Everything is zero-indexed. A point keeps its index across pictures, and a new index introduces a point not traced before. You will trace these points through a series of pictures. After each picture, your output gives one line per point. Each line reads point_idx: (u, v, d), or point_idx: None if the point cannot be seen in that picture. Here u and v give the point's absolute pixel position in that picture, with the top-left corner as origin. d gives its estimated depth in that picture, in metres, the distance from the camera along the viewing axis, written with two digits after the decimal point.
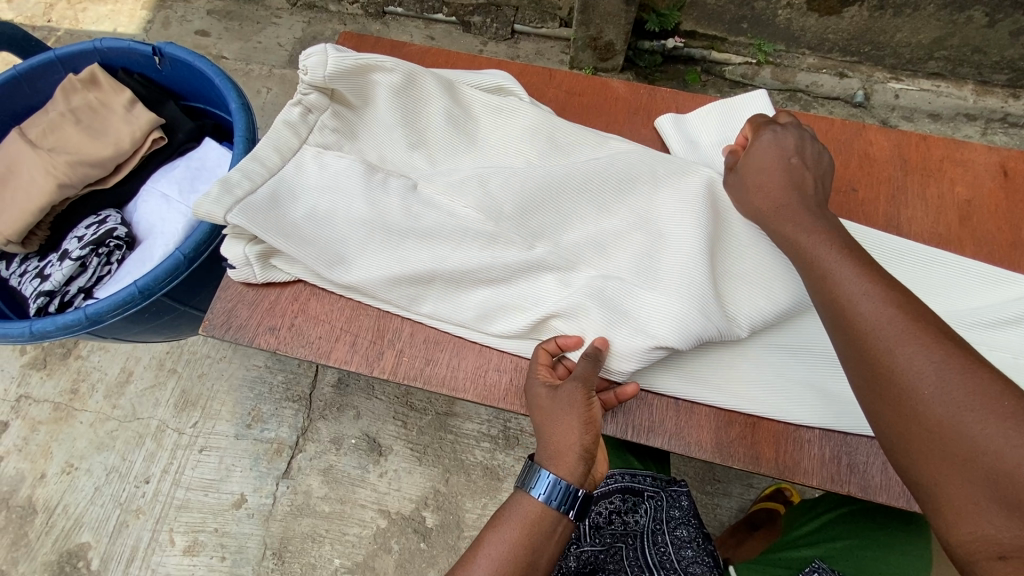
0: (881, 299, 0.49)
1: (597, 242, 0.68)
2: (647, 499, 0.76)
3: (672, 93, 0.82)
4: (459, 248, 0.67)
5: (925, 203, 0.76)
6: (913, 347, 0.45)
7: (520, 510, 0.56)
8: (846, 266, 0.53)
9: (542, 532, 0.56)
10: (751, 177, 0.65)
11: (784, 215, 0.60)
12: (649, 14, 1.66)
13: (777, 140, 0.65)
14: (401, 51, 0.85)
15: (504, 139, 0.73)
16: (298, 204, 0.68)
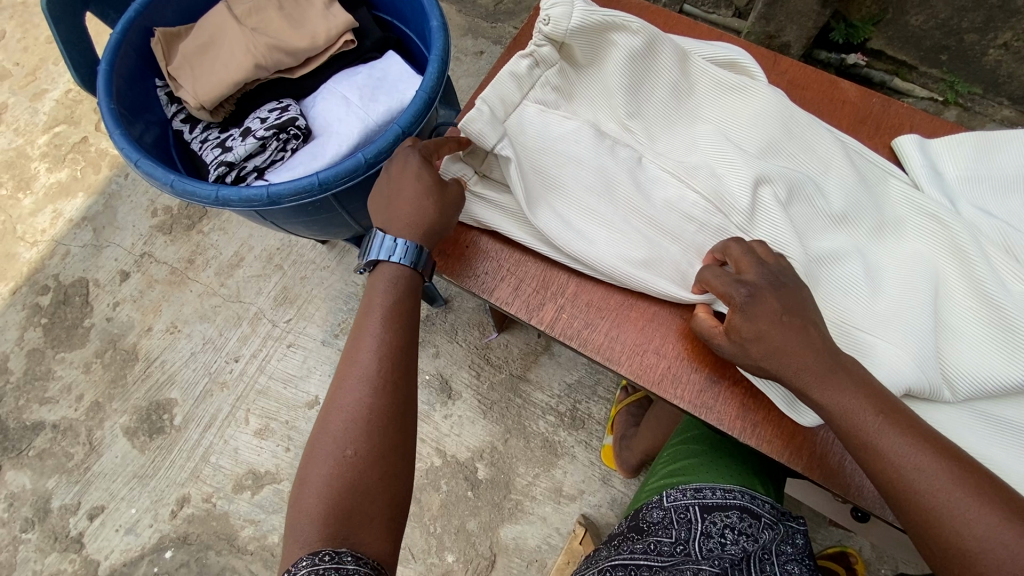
0: (911, 445, 0.49)
1: (823, 258, 0.61)
2: (765, 527, 0.71)
3: (908, 109, 0.74)
4: (675, 233, 0.65)
5: None
6: (949, 495, 0.47)
7: (374, 287, 0.64)
8: (861, 406, 0.51)
9: (400, 308, 0.64)
10: (745, 335, 0.56)
11: (787, 368, 0.54)
12: (838, 23, 1.51)
13: (761, 296, 0.55)
14: (619, 4, 0.81)
15: (730, 122, 0.67)
16: (519, 160, 0.66)
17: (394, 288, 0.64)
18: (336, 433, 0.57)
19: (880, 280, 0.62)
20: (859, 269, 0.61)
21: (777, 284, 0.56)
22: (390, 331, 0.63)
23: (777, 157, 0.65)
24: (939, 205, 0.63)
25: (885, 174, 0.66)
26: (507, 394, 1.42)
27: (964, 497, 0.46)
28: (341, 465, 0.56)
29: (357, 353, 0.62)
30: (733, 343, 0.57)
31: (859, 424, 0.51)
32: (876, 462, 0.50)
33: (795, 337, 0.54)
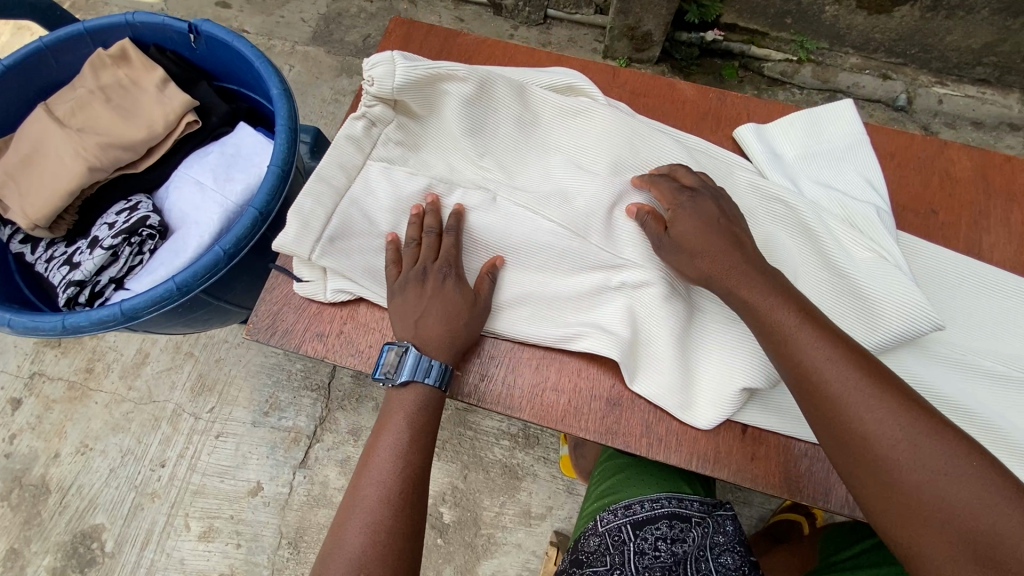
0: (829, 348, 0.51)
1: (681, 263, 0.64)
2: (694, 526, 0.75)
3: (742, 97, 0.78)
4: (545, 266, 0.65)
5: (1009, 229, 0.71)
6: (862, 394, 0.49)
7: (404, 402, 0.61)
8: (784, 312, 0.53)
9: (430, 418, 0.61)
10: (681, 248, 0.59)
11: (720, 272, 0.56)
12: (690, 6, 1.76)
13: (699, 203, 0.59)
14: (455, 42, 0.81)
15: (578, 145, 0.68)
16: (373, 228, 0.65)
17: (429, 401, 0.61)
18: (349, 562, 0.52)
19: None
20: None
21: (706, 211, 0.59)
22: (416, 441, 0.59)
23: (629, 175, 0.66)
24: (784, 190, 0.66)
25: (729, 165, 0.68)
26: (454, 429, 1.39)
27: (874, 394, 0.49)
28: None
29: (376, 468, 0.58)
30: (672, 238, 0.60)
31: (781, 325, 0.53)
32: (793, 359, 0.52)
33: (728, 248, 0.57)
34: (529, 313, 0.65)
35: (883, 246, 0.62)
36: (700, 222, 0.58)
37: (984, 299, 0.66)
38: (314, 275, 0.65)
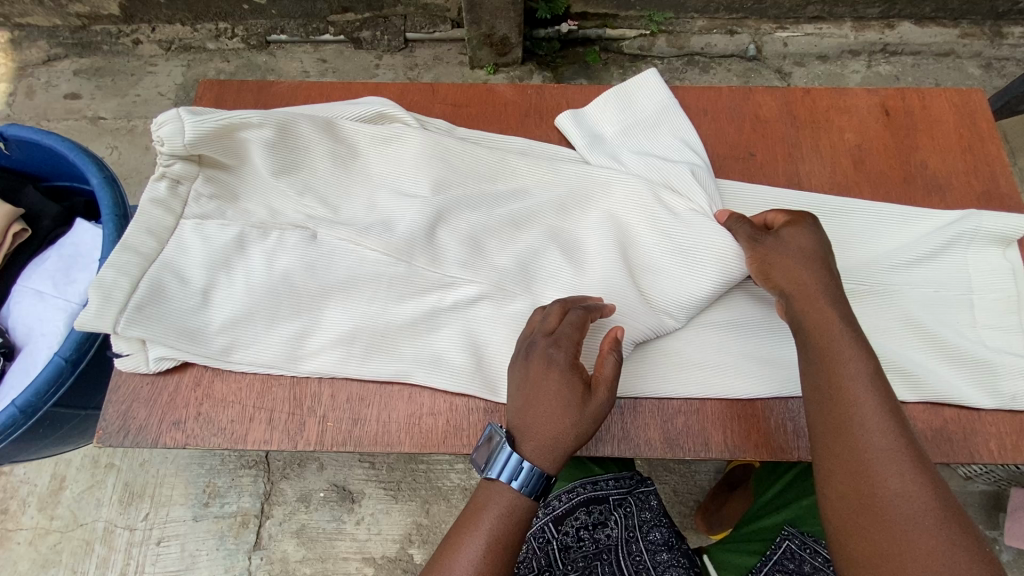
0: (880, 403, 0.53)
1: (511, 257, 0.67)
2: (611, 506, 0.80)
3: (559, 88, 0.80)
4: (381, 291, 0.66)
5: (821, 155, 0.75)
6: (887, 449, 0.51)
7: (495, 501, 0.55)
8: (852, 358, 0.55)
9: (514, 520, 0.55)
10: (776, 248, 0.61)
11: (805, 299, 0.59)
12: (538, 3, 1.84)
13: (805, 236, 0.61)
14: (268, 92, 0.80)
15: (398, 170, 0.71)
16: (187, 287, 0.65)
17: (519, 504, 0.55)
18: None
19: (578, 253, 0.68)
20: (556, 251, 0.67)
21: (816, 246, 0.61)
22: (491, 547, 0.54)
23: (451, 187, 0.70)
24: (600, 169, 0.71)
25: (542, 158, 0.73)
26: (409, 468, 1.27)
27: (902, 456, 0.50)
28: None
29: (450, 575, 0.53)
30: (775, 241, 0.62)
31: (841, 369, 0.55)
32: (833, 397, 0.54)
33: (823, 281, 0.59)
34: (375, 342, 0.65)
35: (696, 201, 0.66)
36: (805, 253, 0.61)
37: None
38: (133, 347, 0.64)
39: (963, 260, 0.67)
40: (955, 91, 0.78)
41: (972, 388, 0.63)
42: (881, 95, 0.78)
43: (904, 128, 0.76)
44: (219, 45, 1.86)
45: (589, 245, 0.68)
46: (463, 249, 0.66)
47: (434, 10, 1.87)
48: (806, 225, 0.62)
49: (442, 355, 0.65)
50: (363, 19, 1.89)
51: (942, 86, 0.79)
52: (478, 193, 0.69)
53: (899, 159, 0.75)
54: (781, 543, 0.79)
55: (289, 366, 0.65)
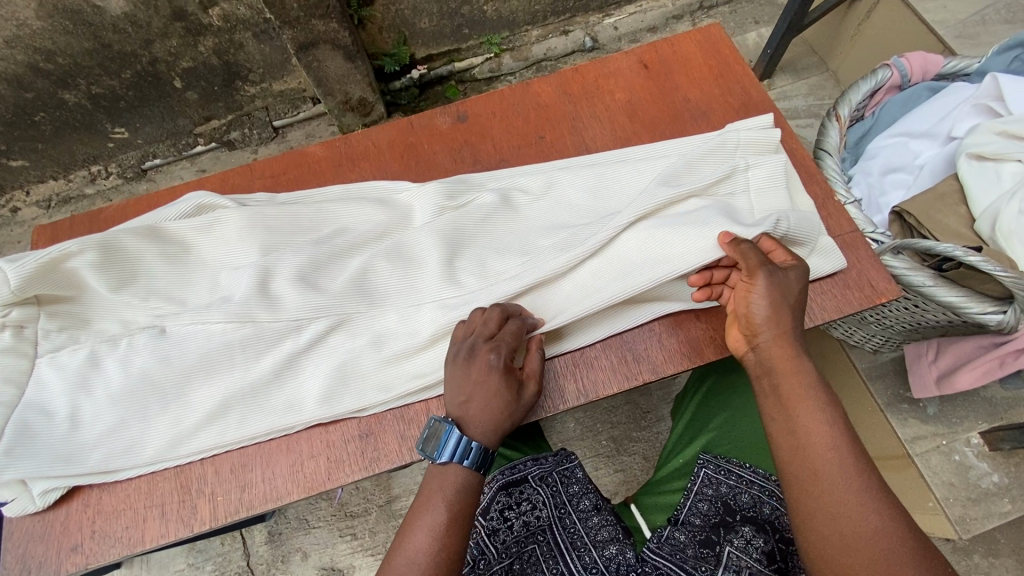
0: (836, 445, 0.57)
1: (344, 288, 0.71)
2: (530, 483, 0.85)
3: (362, 132, 0.87)
4: (237, 361, 0.70)
5: (600, 119, 0.85)
6: (851, 488, 0.55)
7: (448, 481, 0.61)
8: (812, 407, 0.59)
9: (469, 500, 0.61)
10: (774, 283, 0.63)
11: (774, 344, 0.62)
12: (383, 59, 1.95)
13: (791, 280, 0.63)
14: (100, 219, 0.85)
15: (228, 250, 0.76)
16: (53, 419, 0.68)
17: (472, 483, 0.61)
18: None
19: (408, 263, 0.74)
20: (387, 269, 0.73)
21: (786, 294, 0.63)
22: (450, 521, 0.60)
23: (278, 247, 0.76)
24: (407, 191, 0.79)
25: (355, 199, 0.79)
26: (391, 526, 1.23)
27: (863, 491, 0.55)
28: None
29: (415, 554, 0.58)
30: (768, 284, 0.63)
31: (805, 425, 0.59)
32: (802, 453, 0.58)
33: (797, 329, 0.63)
34: (244, 408, 0.69)
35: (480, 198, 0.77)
36: (784, 297, 0.63)
37: (599, 177, 0.79)
38: (15, 492, 0.67)
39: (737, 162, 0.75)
40: (696, 31, 0.90)
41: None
42: (637, 53, 0.89)
43: (662, 75, 0.87)
44: (98, 188, 1.92)
45: (414, 261, 0.74)
46: (297, 293, 0.71)
47: (291, 95, 1.94)
48: (790, 271, 0.64)
49: (308, 398, 0.69)
50: (228, 121, 1.94)
51: (684, 30, 0.90)
52: (303, 244, 0.76)
53: (664, 101, 0.85)
54: (699, 469, 0.81)
55: (173, 457, 0.69)
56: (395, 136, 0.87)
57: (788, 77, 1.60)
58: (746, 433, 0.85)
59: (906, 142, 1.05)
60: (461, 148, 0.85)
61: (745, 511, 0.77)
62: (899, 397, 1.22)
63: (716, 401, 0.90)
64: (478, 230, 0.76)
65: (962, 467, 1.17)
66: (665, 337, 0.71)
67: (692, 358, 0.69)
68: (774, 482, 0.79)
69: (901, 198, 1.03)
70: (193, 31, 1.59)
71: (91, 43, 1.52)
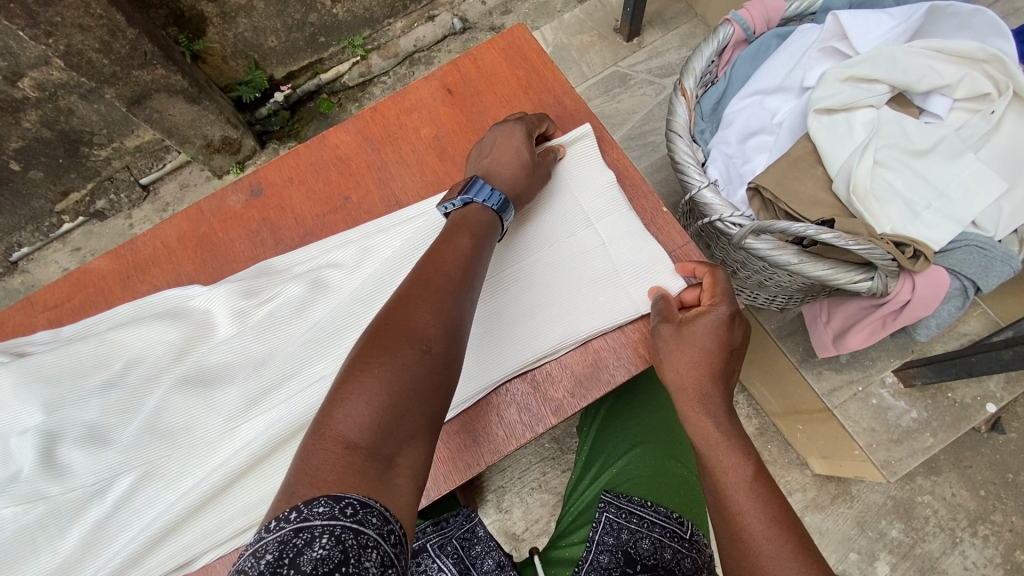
0: (758, 493, 0.55)
1: (138, 435, 0.63)
2: (428, 552, 0.76)
3: (150, 232, 0.77)
4: (36, 548, 0.62)
5: (407, 163, 0.76)
6: (768, 534, 0.52)
7: (473, 219, 0.62)
8: (733, 453, 0.58)
9: (470, 273, 0.58)
10: (685, 335, 0.61)
11: (699, 388, 0.60)
12: (239, 88, 1.77)
13: (711, 331, 0.61)
14: None
15: (9, 412, 0.66)
16: None
17: (475, 256, 0.59)
18: (357, 401, 0.45)
19: (212, 387, 0.65)
20: (185, 400, 0.65)
21: (705, 348, 0.61)
22: (454, 285, 0.56)
23: (60, 404, 0.65)
24: (201, 296, 0.70)
25: (141, 321, 0.69)
26: None
27: (784, 541, 0.51)
28: (344, 438, 0.43)
29: (414, 329, 0.51)
30: (675, 331, 0.61)
31: (726, 470, 0.57)
32: (723, 498, 0.56)
33: (713, 382, 0.61)
34: None
35: (283, 289, 0.69)
36: (701, 351, 0.60)
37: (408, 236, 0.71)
38: None
39: (562, 201, 0.69)
40: (498, 38, 0.80)
41: (605, 312, 0.65)
42: (438, 76, 0.79)
43: (468, 99, 0.78)
44: None
45: (219, 382, 0.66)
46: (87, 453, 0.62)
47: (149, 150, 1.73)
48: (705, 318, 0.61)
49: (128, 561, 0.62)
50: (90, 190, 1.75)
51: (486, 39, 0.80)
52: (85, 390, 0.65)
53: (474, 130, 0.76)
54: (599, 514, 0.73)
55: None
56: (185, 229, 0.76)
57: (657, 30, 1.50)
58: (644, 463, 0.80)
59: (761, 100, 0.99)
60: (259, 228, 0.75)
61: (646, 560, 0.68)
62: (812, 351, 1.19)
63: (609, 434, 0.86)
64: (286, 327, 0.68)
65: (881, 409, 1.16)
66: (503, 408, 0.64)
67: (535, 427, 0.63)
68: (673, 521, 0.73)
69: (766, 161, 0.97)
70: (9, 108, 1.41)
71: None
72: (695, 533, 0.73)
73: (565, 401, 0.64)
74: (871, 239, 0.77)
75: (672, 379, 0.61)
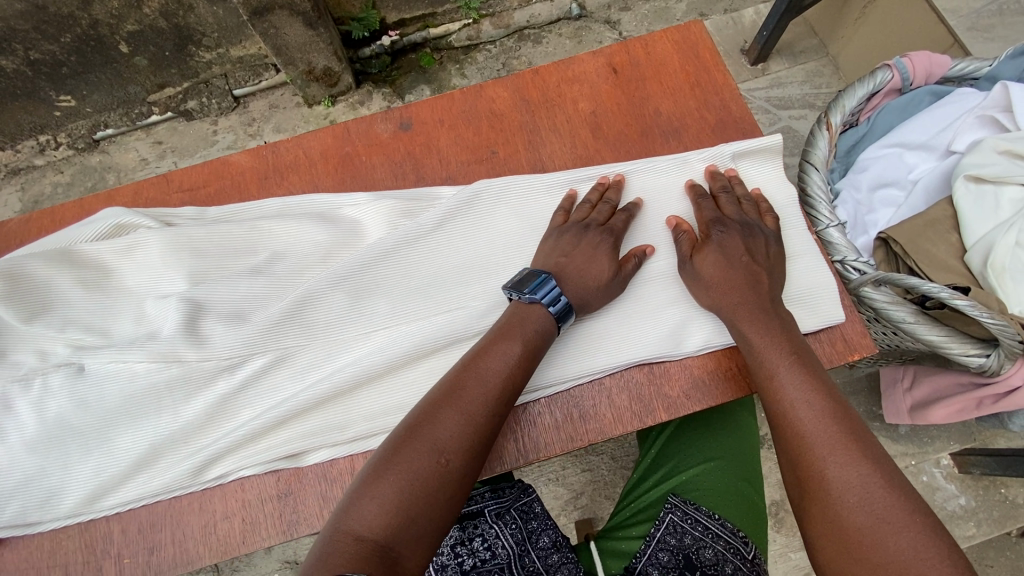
0: (813, 390, 0.55)
1: (283, 319, 0.63)
2: (488, 517, 0.75)
3: (294, 140, 0.77)
4: (166, 406, 0.62)
5: (560, 133, 0.76)
6: (821, 426, 0.53)
7: (528, 321, 0.59)
8: (780, 352, 0.58)
9: (507, 393, 0.56)
10: (702, 267, 0.63)
11: (731, 309, 0.61)
12: (350, 24, 1.61)
13: (727, 242, 0.63)
14: (1, 233, 0.78)
15: (151, 273, 0.66)
16: None
17: (515, 370, 0.57)
18: (426, 442, 0.51)
19: (361, 291, 0.66)
20: (337, 297, 0.65)
21: (727, 260, 0.62)
22: (487, 399, 0.55)
23: (208, 278, 0.66)
24: (359, 198, 0.71)
25: (294, 216, 0.70)
26: None
27: (833, 429, 0.52)
28: (430, 473, 0.50)
29: (482, 374, 0.56)
30: (695, 267, 0.64)
31: (779, 383, 0.57)
32: (781, 409, 0.56)
33: (746, 288, 0.61)
34: (179, 457, 0.63)
35: (436, 214, 0.68)
36: (718, 268, 0.62)
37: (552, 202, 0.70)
38: None
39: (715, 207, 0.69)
40: (673, 30, 0.79)
41: None
42: (606, 54, 0.79)
43: (632, 82, 0.77)
44: (47, 160, 1.71)
45: (354, 289, 0.65)
46: (229, 329, 0.63)
47: (250, 61, 1.65)
48: (712, 238, 0.64)
49: (253, 437, 0.62)
50: (183, 89, 1.68)
51: (661, 28, 0.79)
52: (236, 269, 0.67)
53: (632, 114, 0.76)
54: (664, 515, 0.75)
55: (102, 510, 0.63)
56: (330, 144, 0.77)
57: (784, 61, 1.48)
58: (713, 483, 0.79)
59: (901, 154, 0.97)
60: (402, 160, 0.76)
61: (706, 568, 0.69)
62: (872, 415, 1.18)
63: (677, 446, 0.84)
64: (439, 250, 0.68)
65: (929, 487, 1.14)
66: (616, 393, 0.64)
67: (644, 418, 0.64)
68: (739, 539, 0.72)
69: (891, 215, 0.95)
70: None
71: (24, 4, 1.31)
72: (757, 556, 0.72)
73: (678, 401, 0.64)
74: (1004, 317, 0.75)
75: (710, 306, 0.63)
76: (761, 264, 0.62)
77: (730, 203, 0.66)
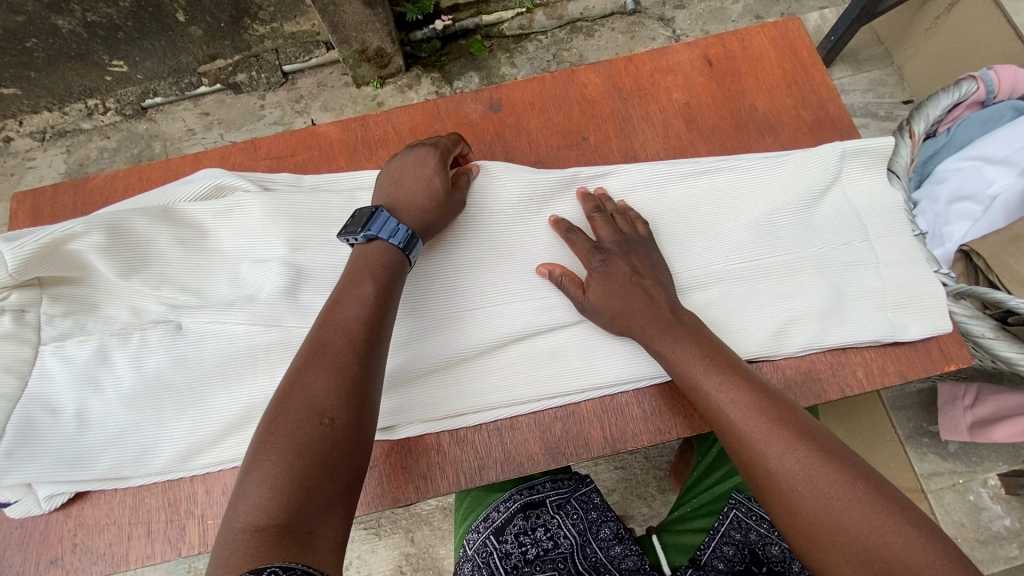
0: (734, 391, 0.55)
1: None
2: (551, 506, 0.75)
3: (382, 115, 0.77)
4: (263, 369, 0.63)
5: (653, 122, 0.75)
6: (753, 430, 0.52)
7: (376, 262, 0.57)
8: (692, 356, 0.57)
9: (374, 329, 0.54)
10: (605, 285, 0.61)
11: (637, 326, 0.60)
12: (406, 6, 1.58)
13: (609, 267, 0.62)
14: (85, 189, 0.78)
15: (249, 238, 0.67)
16: (61, 418, 0.62)
17: (378, 309, 0.55)
18: (308, 399, 0.48)
19: (468, 268, 0.65)
20: (438, 273, 0.65)
21: (619, 283, 0.61)
22: (355, 341, 0.52)
23: (307, 248, 0.66)
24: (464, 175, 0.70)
25: None
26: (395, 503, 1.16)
27: (765, 428, 0.52)
28: (321, 429, 0.47)
29: (343, 320, 0.53)
30: (586, 295, 0.62)
31: (708, 389, 0.56)
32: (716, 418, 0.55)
33: (644, 306, 0.60)
34: None
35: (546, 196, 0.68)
36: (612, 291, 0.61)
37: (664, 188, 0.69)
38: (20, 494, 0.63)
39: (827, 207, 0.68)
40: (769, 26, 0.78)
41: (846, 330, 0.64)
42: (701, 46, 0.78)
43: (727, 75, 0.76)
44: (95, 123, 1.71)
45: (461, 263, 0.65)
46: None
47: (303, 38, 1.64)
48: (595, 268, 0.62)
49: None
50: (234, 61, 1.68)
51: (757, 23, 0.78)
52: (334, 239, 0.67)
53: (727, 108, 0.75)
54: (729, 511, 0.73)
55: (191, 467, 0.64)
56: (419, 122, 0.77)
57: (847, 68, 1.46)
58: None
59: (981, 167, 0.95)
60: (491, 142, 0.76)
61: (772, 564, 0.70)
62: (920, 431, 1.17)
63: None
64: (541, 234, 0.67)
65: (975, 507, 1.13)
66: None
67: None
68: None
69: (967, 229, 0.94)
70: None
71: None
72: None
73: None
74: None
75: (618, 332, 0.62)
76: (649, 276, 0.62)
77: (604, 224, 0.65)
